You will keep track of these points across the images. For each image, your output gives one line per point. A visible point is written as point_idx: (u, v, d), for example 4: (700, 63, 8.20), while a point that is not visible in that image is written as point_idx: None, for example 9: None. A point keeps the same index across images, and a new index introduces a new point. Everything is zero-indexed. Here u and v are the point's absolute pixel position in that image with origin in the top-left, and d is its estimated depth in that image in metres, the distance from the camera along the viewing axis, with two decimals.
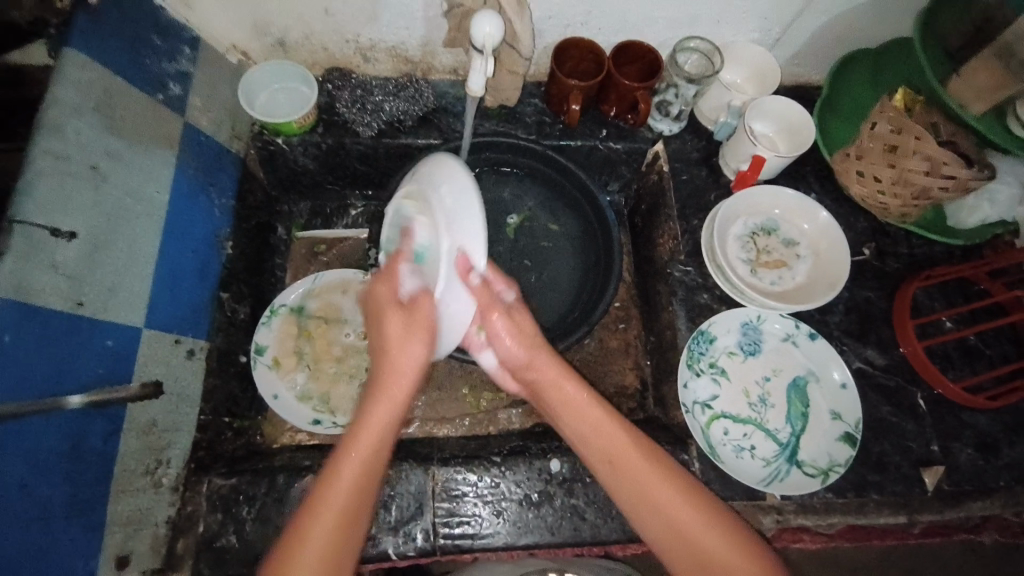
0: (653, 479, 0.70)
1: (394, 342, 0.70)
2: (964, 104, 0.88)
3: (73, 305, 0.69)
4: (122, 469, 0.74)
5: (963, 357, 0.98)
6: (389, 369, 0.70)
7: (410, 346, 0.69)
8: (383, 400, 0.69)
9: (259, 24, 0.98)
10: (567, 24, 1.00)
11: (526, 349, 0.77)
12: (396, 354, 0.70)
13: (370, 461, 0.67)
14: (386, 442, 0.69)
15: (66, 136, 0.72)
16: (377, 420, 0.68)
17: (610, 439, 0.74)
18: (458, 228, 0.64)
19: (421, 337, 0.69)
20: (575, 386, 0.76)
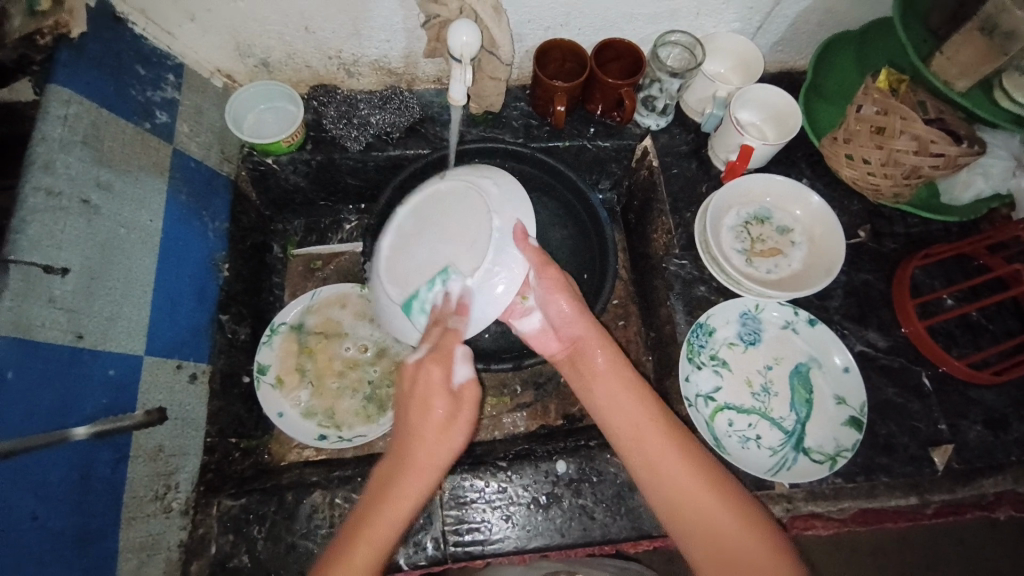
0: (682, 470, 0.70)
1: (429, 431, 0.66)
2: (948, 82, 0.89)
3: (73, 338, 0.70)
4: (131, 496, 0.75)
5: (965, 333, 0.98)
6: (416, 466, 0.65)
7: (445, 440, 0.66)
8: (414, 491, 0.64)
9: (243, 47, 0.99)
10: (547, 27, 1.01)
11: (577, 310, 0.78)
12: (430, 447, 0.66)
13: (380, 551, 0.63)
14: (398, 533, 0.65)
15: (57, 171, 0.73)
16: (398, 513, 0.64)
17: (642, 426, 0.73)
18: (512, 205, 0.76)
19: (453, 435, 0.66)
20: (607, 353, 0.78)
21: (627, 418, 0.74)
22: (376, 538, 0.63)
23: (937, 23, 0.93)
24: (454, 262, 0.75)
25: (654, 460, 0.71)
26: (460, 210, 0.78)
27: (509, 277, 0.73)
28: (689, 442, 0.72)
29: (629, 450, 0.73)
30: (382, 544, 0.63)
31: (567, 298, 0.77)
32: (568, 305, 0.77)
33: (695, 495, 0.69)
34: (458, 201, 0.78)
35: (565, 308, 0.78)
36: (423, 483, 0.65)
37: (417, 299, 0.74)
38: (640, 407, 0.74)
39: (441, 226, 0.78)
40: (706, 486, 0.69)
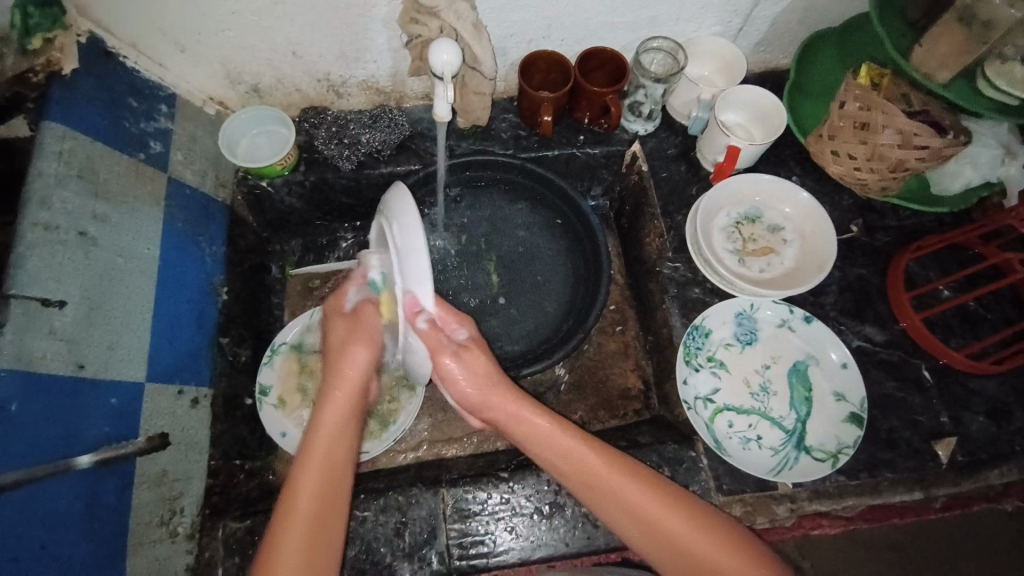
0: (631, 489, 0.71)
1: (342, 346, 0.74)
2: (929, 73, 0.88)
3: (74, 368, 0.71)
4: (137, 521, 0.76)
5: (964, 324, 0.97)
6: (339, 389, 0.73)
7: (357, 349, 0.73)
8: (338, 399, 0.72)
9: (233, 75, 1.01)
10: (528, 40, 1.02)
11: (483, 386, 0.77)
12: (346, 358, 0.73)
13: (328, 461, 0.69)
14: (342, 440, 0.71)
15: (53, 207, 0.74)
16: (332, 416, 0.71)
17: (600, 473, 0.72)
18: (411, 265, 0.64)
19: (369, 346, 0.73)
20: (544, 419, 0.76)
21: (585, 462, 0.73)
22: (320, 460, 0.69)
23: (916, 15, 0.93)
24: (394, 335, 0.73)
25: (619, 503, 0.71)
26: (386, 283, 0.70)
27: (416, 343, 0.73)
28: (625, 459, 0.73)
29: (593, 494, 0.72)
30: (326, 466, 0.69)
31: (472, 383, 0.76)
32: (472, 390, 0.76)
33: (660, 518, 0.69)
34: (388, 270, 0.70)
35: (475, 391, 0.77)
36: (344, 398, 0.73)
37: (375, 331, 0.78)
38: (594, 454, 0.73)
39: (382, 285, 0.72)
40: (667, 504, 0.70)
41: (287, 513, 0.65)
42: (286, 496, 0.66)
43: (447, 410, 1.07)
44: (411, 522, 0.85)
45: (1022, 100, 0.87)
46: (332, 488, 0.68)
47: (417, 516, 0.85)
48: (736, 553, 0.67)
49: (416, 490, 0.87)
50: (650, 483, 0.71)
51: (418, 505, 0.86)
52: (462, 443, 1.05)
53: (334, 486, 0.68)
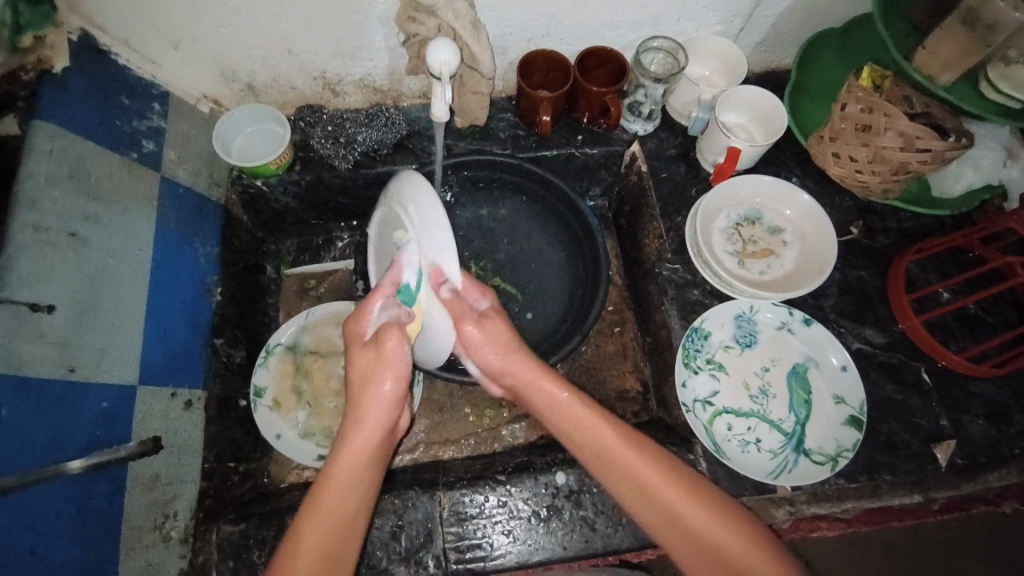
0: (646, 471, 0.69)
1: (372, 381, 0.66)
2: (931, 75, 0.88)
3: (65, 371, 0.70)
4: (128, 528, 0.75)
5: (963, 326, 0.97)
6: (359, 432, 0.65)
7: (382, 385, 0.66)
8: (361, 430, 0.65)
9: (227, 73, 0.99)
10: (529, 38, 1.01)
11: (502, 354, 0.76)
12: (375, 397, 0.66)
13: (343, 514, 0.62)
14: (358, 499, 0.64)
15: (43, 207, 0.73)
16: (354, 458, 0.64)
17: (616, 454, 0.71)
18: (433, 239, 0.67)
19: (395, 383, 0.66)
20: (554, 385, 0.75)
21: (597, 440, 0.72)
22: (333, 512, 0.62)
23: (920, 17, 0.92)
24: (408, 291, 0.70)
25: (648, 493, 0.68)
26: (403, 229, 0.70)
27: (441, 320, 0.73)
28: (635, 435, 0.72)
29: (610, 478, 0.71)
30: (338, 522, 0.62)
31: (492, 350, 0.75)
32: (495, 356, 0.76)
33: (703, 531, 0.66)
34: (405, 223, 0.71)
35: (490, 353, 0.76)
36: (366, 436, 0.66)
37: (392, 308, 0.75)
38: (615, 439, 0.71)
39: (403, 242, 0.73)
40: (709, 514, 0.66)
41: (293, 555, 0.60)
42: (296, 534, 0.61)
43: (444, 411, 1.06)
44: (407, 525, 0.84)
45: None
46: (335, 559, 0.61)
47: (413, 519, 0.84)
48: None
49: (412, 493, 0.86)
50: (673, 480, 0.68)
51: (414, 508, 0.85)
52: (459, 445, 1.04)
53: (346, 534, 0.62)
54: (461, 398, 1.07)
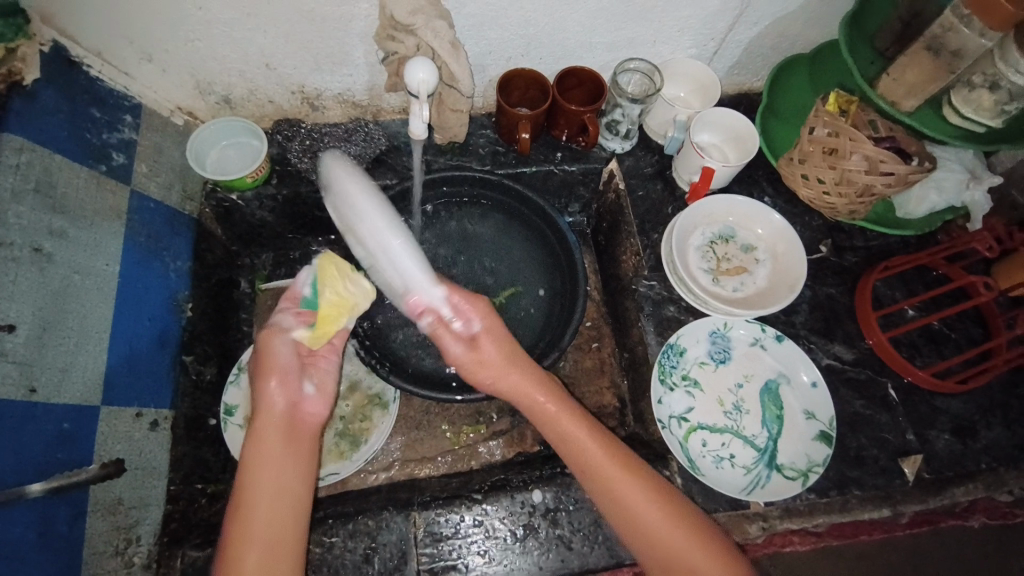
0: (641, 500, 0.71)
1: (293, 378, 0.75)
2: (896, 101, 0.92)
3: (25, 392, 0.68)
4: (90, 553, 0.73)
5: (929, 343, 1.00)
6: (264, 421, 0.72)
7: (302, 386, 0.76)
8: (295, 415, 0.74)
9: (203, 85, 0.98)
10: (508, 57, 1.02)
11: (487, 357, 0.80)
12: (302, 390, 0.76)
13: (286, 492, 0.69)
14: (298, 475, 0.70)
15: (8, 222, 0.71)
16: (285, 439, 0.71)
17: (616, 482, 0.72)
18: (399, 260, 0.79)
19: (283, 379, 0.74)
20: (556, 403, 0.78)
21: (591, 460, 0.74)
22: (275, 493, 0.68)
23: (885, 44, 0.96)
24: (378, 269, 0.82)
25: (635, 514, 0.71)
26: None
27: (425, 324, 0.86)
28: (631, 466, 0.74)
29: (610, 509, 0.72)
30: (281, 496, 0.68)
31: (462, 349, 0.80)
32: (462, 356, 0.80)
33: (682, 552, 0.68)
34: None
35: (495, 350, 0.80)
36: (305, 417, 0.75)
37: None
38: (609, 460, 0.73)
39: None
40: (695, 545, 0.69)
41: (241, 537, 0.65)
42: (239, 520, 0.66)
43: (421, 428, 1.05)
44: (380, 547, 0.83)
45: (986, 126, 0.92)
46: (287, 520, 0.68)
47: (387, 541, 0.83)
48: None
49: (386, 514, 0.85)
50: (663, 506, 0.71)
51: (388, 530, 0.84)
52: (436, 462, 1.03)
53: (293, 508, 0.69)
54: (438, 415, 1.07)
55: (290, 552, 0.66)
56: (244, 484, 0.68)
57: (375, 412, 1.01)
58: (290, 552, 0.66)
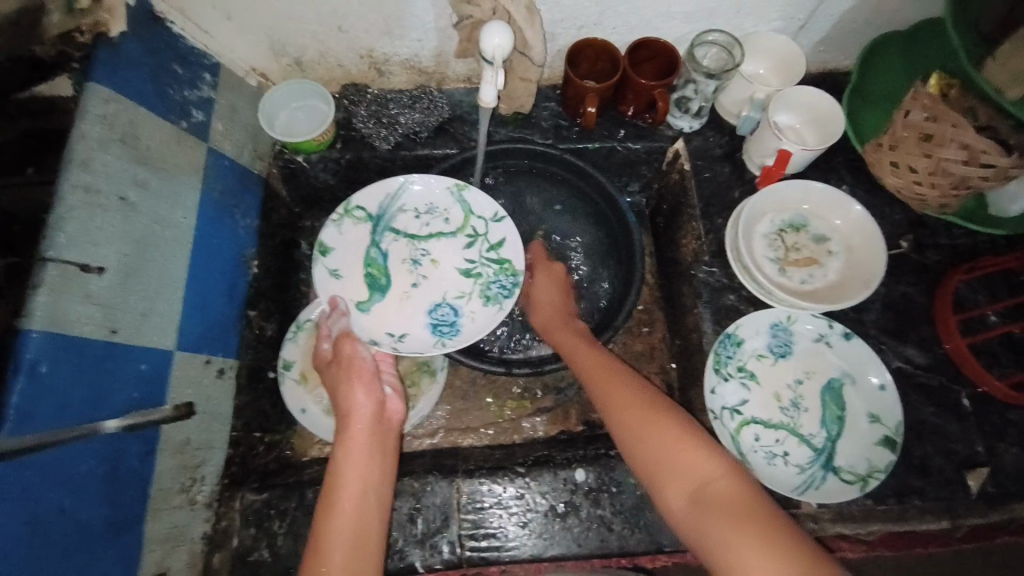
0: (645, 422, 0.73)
1: (361, 384, 0.81)
2: (1001, 88, 0.83)
3: (108, 332, 0.72)
4: (158, 489, 0.77)
5: (1011, 353, 0.92)
6: (354, 423, 0.77)
7: (358, 392, 0.80)
8: (364, 414, 0.78)
9: (277, 46, 1.00)
10: (579, 26, 0.99)
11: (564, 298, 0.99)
12: (366, 393, 0.80)
13: (365, 483, 0.72)
14: (370, 470, 0.74)
15: (94, 169, 0.74)
16: (359, 438, 0.76)
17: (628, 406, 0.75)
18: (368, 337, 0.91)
19: (368, 385, 0.81)
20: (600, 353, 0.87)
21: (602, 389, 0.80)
22: (355, 484, 0.72)
23: (989, 27, 0.86)
24: (390, 306, 0.95)
25: (622, 422, 0.74)
26: (378, 211, 0.99)
27: (475, 317, 0.95)
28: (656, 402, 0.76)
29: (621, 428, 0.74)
30: (360, 481, 0.72)
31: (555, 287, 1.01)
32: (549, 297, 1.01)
33: (684, 463, 0.67)
34: (386, 202, 0.99)
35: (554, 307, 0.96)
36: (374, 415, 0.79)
37: (373, 247, 0.97)
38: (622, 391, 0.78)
39: (423, 200, 1.00)
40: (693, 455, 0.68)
41: (328, 528, 0.68)
42: (328, 512, 0.69)
43: (467, 399, 1.07)
44: (424, 509, 0.85)
45: None
46: (362, 504, 0.71)
47: (431, 503, 0.85)
48: (734, 520, 0.60)
49: (432, 477, 0.87)
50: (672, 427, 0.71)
51: (432, 493, 0.86)
52: (480, 434, 1.04)
53: (372, 496, 0.72)
54: (484, 387, 1.07)
55: (373, 532, 0.69)
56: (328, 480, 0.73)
57: (423, 379, 1.02)
58: (373, 536, 0.69)
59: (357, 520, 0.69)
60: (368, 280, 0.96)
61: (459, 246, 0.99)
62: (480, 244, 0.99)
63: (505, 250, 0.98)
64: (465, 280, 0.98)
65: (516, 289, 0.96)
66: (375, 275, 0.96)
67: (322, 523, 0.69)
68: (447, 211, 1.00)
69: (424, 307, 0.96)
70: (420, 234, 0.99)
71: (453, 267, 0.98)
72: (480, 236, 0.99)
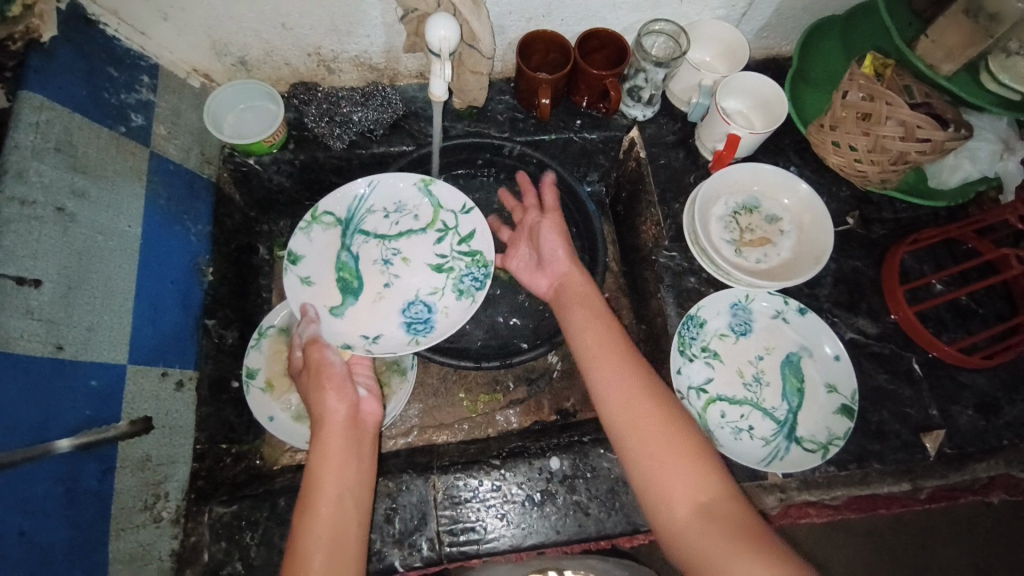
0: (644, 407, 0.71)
1: (332, 387, 0.77)
2: (933, 65, 0.89)
3: (53, 349, 0.68)
4: (119, 507, 0.74)
5: (956, 318, 0.98)
6: (327, 430, 0.74)
7: (329, 396, 0.76)
8: (336, 420, 0.75)
9: (219, 46, 0.97)
10: (528, 17, 0.99)
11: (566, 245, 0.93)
12: (336, 396, 0.76)
13: (342, 491, 0.70)
14: (346, 478, 0.71)
15: (29, 180, 0.70)
16: (332, 445, 0.73)
17: (625, 384, 0.73)
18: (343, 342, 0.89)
19: (338, 389, 0.77)
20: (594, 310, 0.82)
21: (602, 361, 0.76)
22: (331, 493, 0.70)
23: (922, 5, 0.92)
24: (363, 310, 0.93)
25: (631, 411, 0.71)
26: (346, 215, 0.98)
27: (452, 312, 0.94)
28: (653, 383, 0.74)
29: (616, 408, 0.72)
30: (337, 489, 0.70)
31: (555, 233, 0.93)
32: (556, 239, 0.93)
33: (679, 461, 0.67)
34: (354, 205, 0.98)
35: (558, 246, 0.92)
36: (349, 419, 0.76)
37: (344, 252, 0.96)
38: (630, 374, 0.74)
39: (391, 199, 0.99)
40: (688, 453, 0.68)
41: (307, 539, 0.66)
42: (304, 520, 0.68)
43: (438, 396, 1.06)
44: (400, 508, 0.84)
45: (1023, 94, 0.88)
46: (340, 512, 0.69)
47: (407, 502, 0.85)
48: (743, 543, 0.60)
49: (406, 476, 0.86)
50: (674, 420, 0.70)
51: (408, 491, 0.85)
52: (453, 430, 1.04)
53: (348, 503, 0.70)
54: (455, 383, 1.07)
55: (353, 547, 0.68)
56: (303, 487, 0.71)
57: (393, 378, 1.00)
58: (352, 544, 0.68)
59: (337, 532, 0.68)
60: (339, 285, 0.94)
61: (430, 242, 0.98)
62: (450, 237, 0.98)
63: (475, 241, 0.97)
64: (437, 275, 0.96)
65: (487, 279, 0.95)
66: (347, 279, 0.94)
67: (299, 533, 0.67)
68: (416, 207, 0.99)
69: (398, 307, 0.94)
70: (389, 233, 0.98)
71: (426, 264, 0.97)
72: (450, 230, 0.99)
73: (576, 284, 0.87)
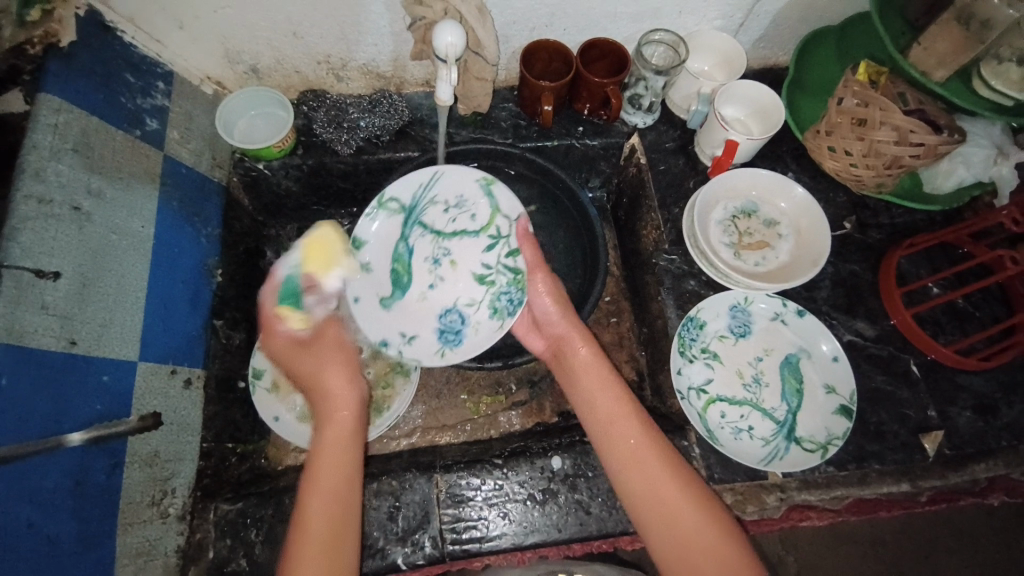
0: (653, 467, 0.73)
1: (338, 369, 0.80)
2: (926, 72, 0.92)
3: (66, 344, 0.70)
4: (126, 501, 0.75)
5: (952, 321, 0.99)
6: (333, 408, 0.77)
7: (335, 375, 0.79)
8: (339, 401, 0.77)
9: (231, 54, 1.00)
10: (532, 27, 1.02)
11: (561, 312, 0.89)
12: (340, 377, 0.79)
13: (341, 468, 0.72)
14: (344, 456, 0.73)
15: (47, 179, 0.73)
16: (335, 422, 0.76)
17: (629, 436, 0.75)
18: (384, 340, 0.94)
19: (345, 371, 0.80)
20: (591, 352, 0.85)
21: (606, 413, 0.78)
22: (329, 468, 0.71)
23: (916, 14, 0.95)
24: (406, 307, 0.97)
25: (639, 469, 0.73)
26: (411, 202, 0.98)
27: (481, 334, 0.95)
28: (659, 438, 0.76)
29: (622, 466, 0.74)
30: (338, 467, 0.71)
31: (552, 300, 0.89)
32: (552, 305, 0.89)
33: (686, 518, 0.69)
34: (418, 193, 0.98)
35: (550, 306, 0.90)
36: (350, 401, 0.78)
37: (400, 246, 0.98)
38: (633, 428, 0.76)
39: (454, 192, 0.98)
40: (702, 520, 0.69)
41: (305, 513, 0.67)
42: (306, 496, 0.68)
43: (441, 397, 1.07)
44: (404, 506, 0.85)
45: (1014, 100, 0.91)
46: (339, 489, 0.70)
47: (411, 500, 0.86)
48: None
49: (409, 475, 0.87)
50: (684, 485, 0.71)
51: (411, 490, 0.86)
52: (456, 430, 1.05)
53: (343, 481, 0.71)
54: (458, 385, 1.08)
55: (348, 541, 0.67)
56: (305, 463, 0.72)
57: (397, 380, 1.02)
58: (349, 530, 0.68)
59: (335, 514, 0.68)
60: (392, 277, 0.97)
61: (480, 248, 0.98)
62: (500, 248, 0.97)
63: (520, 261, 0.95)
64: (479, 287, 0.97)
65: (519, 307, 0.94)
66: (399, 272, 0.97)
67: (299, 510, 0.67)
68: (475, 206, 0.98)
69: (436, 312, 0.96)
70: (445, 231, 0.99)
71: (471, 272, 0.97)
72: (501, 239, 0.97)
73: (579, 330, 0.87)
